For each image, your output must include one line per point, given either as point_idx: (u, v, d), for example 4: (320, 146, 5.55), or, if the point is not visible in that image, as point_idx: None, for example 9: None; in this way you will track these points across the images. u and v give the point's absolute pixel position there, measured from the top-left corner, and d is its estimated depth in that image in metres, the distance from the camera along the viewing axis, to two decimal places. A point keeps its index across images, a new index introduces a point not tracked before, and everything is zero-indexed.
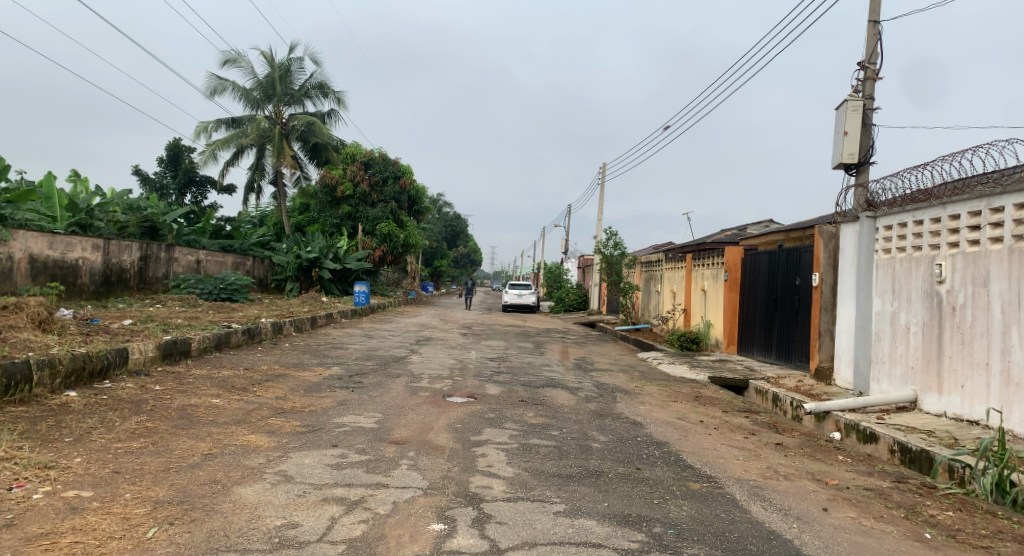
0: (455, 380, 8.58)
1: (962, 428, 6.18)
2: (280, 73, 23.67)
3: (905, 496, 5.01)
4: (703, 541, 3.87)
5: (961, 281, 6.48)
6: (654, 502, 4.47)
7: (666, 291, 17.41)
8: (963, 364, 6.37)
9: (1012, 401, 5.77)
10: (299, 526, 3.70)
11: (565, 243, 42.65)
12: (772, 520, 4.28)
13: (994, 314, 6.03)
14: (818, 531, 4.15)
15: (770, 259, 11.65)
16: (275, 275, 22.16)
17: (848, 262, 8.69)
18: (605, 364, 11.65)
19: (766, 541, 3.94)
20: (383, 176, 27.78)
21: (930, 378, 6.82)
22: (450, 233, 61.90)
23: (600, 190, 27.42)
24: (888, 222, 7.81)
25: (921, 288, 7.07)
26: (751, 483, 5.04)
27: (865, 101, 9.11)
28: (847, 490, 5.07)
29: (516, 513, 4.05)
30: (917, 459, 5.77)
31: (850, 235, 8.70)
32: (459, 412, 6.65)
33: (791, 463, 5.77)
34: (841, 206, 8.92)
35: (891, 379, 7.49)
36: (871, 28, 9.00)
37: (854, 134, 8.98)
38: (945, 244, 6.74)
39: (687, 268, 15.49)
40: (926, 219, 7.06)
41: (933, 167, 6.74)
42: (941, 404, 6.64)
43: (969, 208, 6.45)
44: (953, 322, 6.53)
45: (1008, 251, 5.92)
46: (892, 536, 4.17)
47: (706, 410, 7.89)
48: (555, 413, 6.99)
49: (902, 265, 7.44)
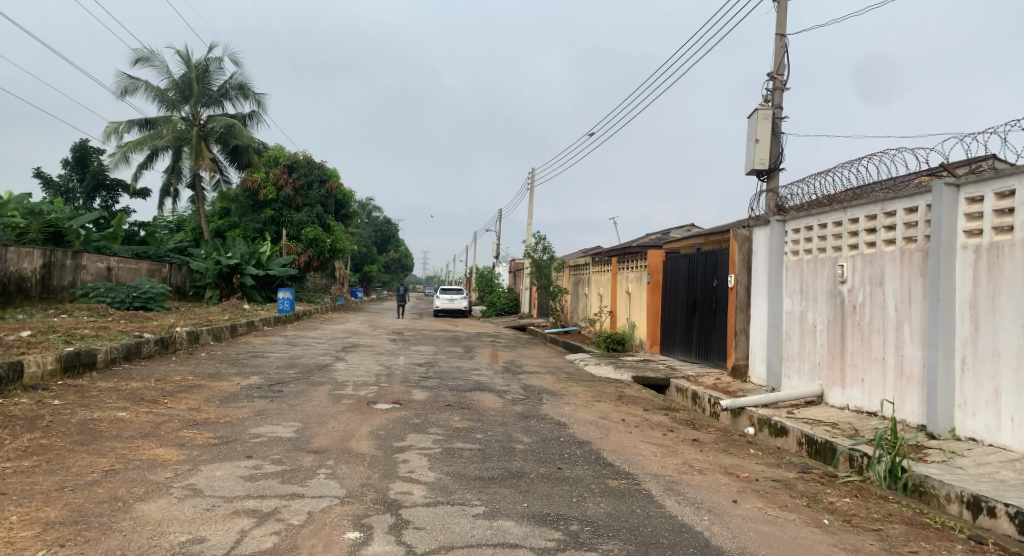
0: (380, 386, 8.49)
1: (862, 419, 6.56)
2: (197, 73, 22.82)
3: (808, 484, 5.29)
4: (618, 537, 3.97)
5: (860, 280, 6.89)
6: (573, 500, 4.55)
7: (594, 294, 17.70)
8: (862, 359, 6.77)
9: (905, 392, 6.16)
10: (205, 541, 3.57)
11: (498, 248, 42.75)
12: (684, 513, 4.44)
13: (888, 312, 6.43)
14: (727, 522, 4.32)
15: (690, 262, 12.06)
16: (194, 283, 21.06)
17: (761, 264, 9.08)
18: (533, 366, 11.77)
19: (677, 533, 4.08)
20: (308, 180, 26.60)
21: (834, 373, 7.21)
22: (380, 238, 60.96)
23: (530, 196, 27.56)
24: (795, 226, 8.22)
25: (826, 288, 7.49)
26: (667, 478, 5.20)
27: (775, 110, 9.55)
28: (756, 482, 5.30)
29: (434, 518, 4.04)
30: (822, 450, 6.08)
31: (762, 238, 9.12)
32: (382, 419, 6.58)
33: (705, 457, 6.00)
34: (755, 210, 9.32)
35: (800, 374, 7.88)
36: (778, 41, 9.45)
37: (765, 142, 9.39)
38: (847, 245, 7.17)
39: (613, 271, 15.83)
40: (829, 224, 7.48)
41: (834, 174, 7.16)
42: (844, 397, 7.04)
43: (866, 213, 6.87)
44: (854, 319, 6.94)
45: (901, 252, 6.33)
46: (794, 523, 4.39)
47: (628, 409, 8.09)
48: (480, 417, 7.00)
49: (809, 266, 7.85)
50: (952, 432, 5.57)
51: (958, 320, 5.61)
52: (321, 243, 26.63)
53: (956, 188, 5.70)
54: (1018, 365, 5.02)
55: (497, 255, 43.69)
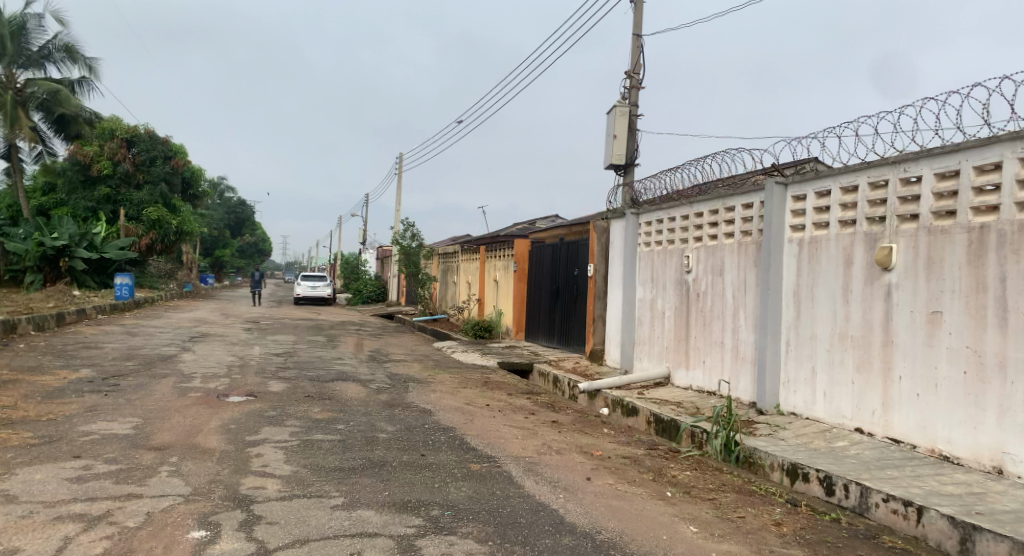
0: (233, 378, 8.07)
1: (703, 398, 7.13)
2: (13, 29, 20.29)
3: (654, 460, 5.67)
4: (476, 519, 4.06)
5: (704, 270, 7.45)
6: (434, 486, 4.59)
7: (462, 282, 17.81)
8: (704, 342, 7.34)
9: (739, 372, 6.76)
10: (22, 552, 3.25)
11: (366, 234, 41.81)
12: (541, 493, 4.62)
13: (727, 299, 7.01)
14: (580, 499, 4.55)
15: (553, 251, 12.44)
16: (11, 267, 19.02)
17: (617, 254, 9.56)
18: (399, 354, 11.68)
19: (534, 512, 4.24)
20: (150, 156, 24.89)
21: (680, 355, 7.76)
22: (237, 221, 57.60)
23: (397, 183, 27.15)
24: (648, 218, 8.73)
25: (673, 277, 8.02)
26: (526, 460, 5.38)
27: (631, 107, 10.06)
28: (608, 460, 5.61)
29: (289, 511, 3.93)
30: (668, 427, 6.53)
31: (618, 229, 9.59)
32: (234, 412, 6.27)
33: (563, 438, 6.26)
34: (612, 203, 9.78)
35: (651, 357, 8.41)
36: (634, 41, 9.94)
37: (622, 137, 9.88)
38: (692, 237, 7.72)
39: (481, 259, 16.01)
40: (678, 217, 8.01)
41: (683, 170, 7.67)
42: (688, 378, 7.60)
43: (709, 208, 7.43)
44: (697, 306, 7.50)
45: (738, 244, 6.91)
46: (641, 496, 4.70)
47: (492, 394, 8.26)
48: (342, 407, 6.86)
49: (659, 256, 8.37)
50: (776, 407, 6.20)
51: (782, 306, 6.23)
52: (166, 225, 24.77)
53: (783, 188, 6.31)
54: (831, 346, 5.66)
55: (364, 241, 42.72)
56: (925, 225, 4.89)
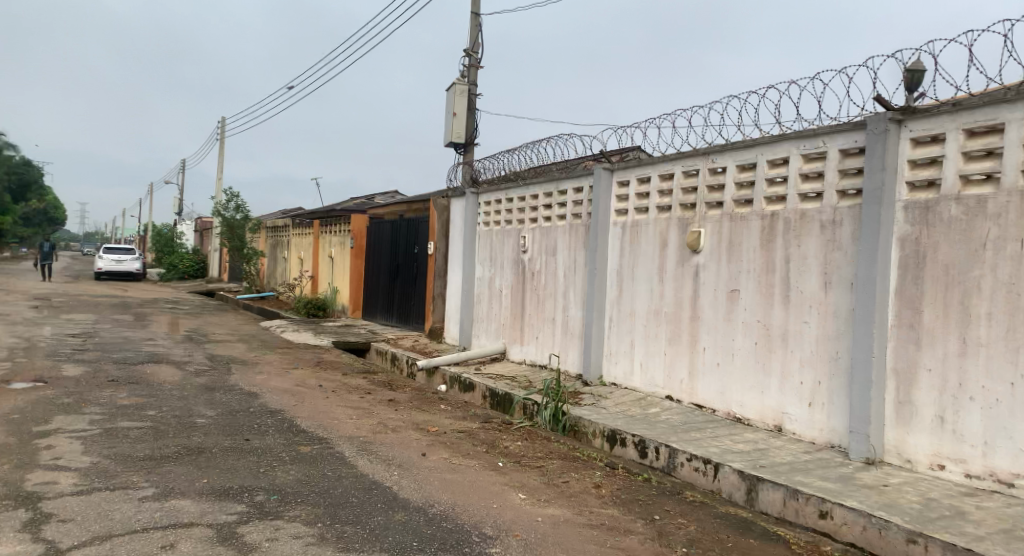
0: (18, 362, 7.11)
1: (535, 372, 7.44)
2: None
3: (488, 433, 5.83)
4: (305, 501, 3.94)
5: (538, 250, 7.74)
6: (260, 470, 4.39)
7: (293, 259, 17.03)
8: (538, 319, 7.64)
9: (568, 347, 7.13)
10: None
11: (183, 204, 38.47)
12: (374, 471, 4.58)
13: (559, 278, 7.33)
14: (414, 475, 4.57)
15: (392, 228, 12.26)
16: None
17: (457, 232, 9.63)
18: (222, 334, 10.94)
19: (366, 491, 4.20)
20: None
21: (515, 332, 8.02)
22: (23, 185, 50.39)
23: (219, 150, 25.21)
24: (487, 198, 8.87)
25: (510, 256, 8.25)
26: (360, 439, 5.31)
27: (470, 87, 10.12)
28: (443, 435, 5.68)
29: (87, 507, 3.57)
30: (502, 401, 6.75)
31: (458, 207, 9.66)
32: (19, 401, 5.54)
33: (398, 416, 6.24)
34: (452, 181, 9.82)
35: (488, 334, 8.60)
36: (473, 19, 9.97)
37: (461, 116, 9.92)
38: (528, 217, 7.98)
39: (314, 235, 15.40)
40: (515, 198, 8.24)
41: (519, 152, 7.87)
42: (522, 353, 7.89)
43: (545, 189, 7.71)
44: (532, 284, 7.78)
45: (570, 225, 7.25)
46: (474, 469, 4.82)
47: (326, 374, 8.02)
48: (155, 392, 6.32)
49: (497, 236, 8.55)
50: (601, 378, 6.62)
51: (607, 285, 6.65)
52: None
53: (610, 173, 6.70)
54: (648, 322, 6.14)
55: (181, 212, 39.30)
56: (727, 212, 5.44)
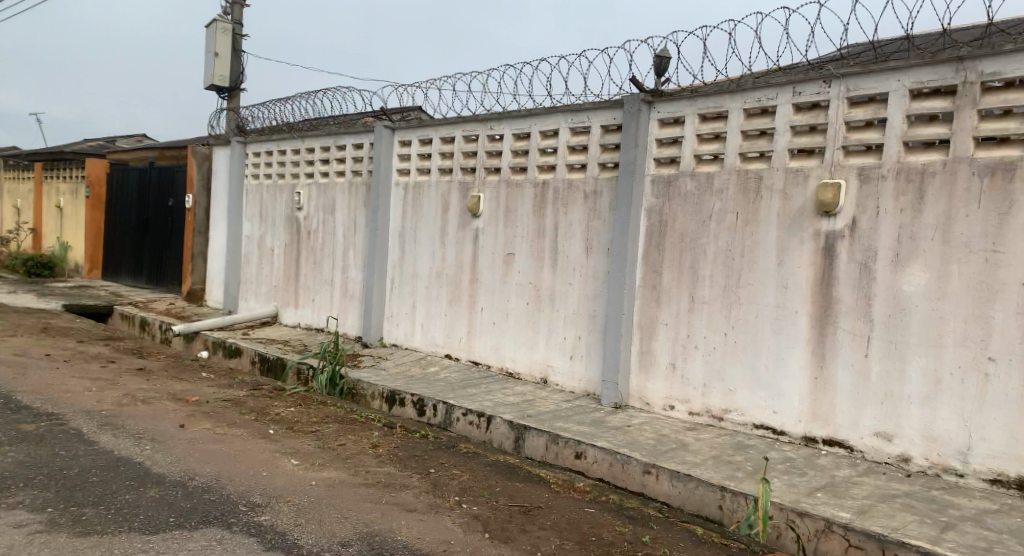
0: None
1: (310, 335, 7.20)
2: None
3: (257, 400, 5.54)
4: (30, 486, 3.43)
5: (314, 208, 7.42)
6: None
7: (6, 208, 14.33)
8: (313, 281, 7.36)
9: (347, 308, 6.99)
10: None
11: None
12: (122, 447, 4.12)
13: (337, 238, 7.12)
14: (171, 448, 4.20)
15: (139, 177, 10.85)
16: None
17: (220, 185, 8.84)
18: None
19: (111, 469, 3.77)
20: None
21: (289, 294, 7.65)
22: None
23: None
24: (256, 149, 8.25)
25: (283, 213, 7.80)
26: (102, 414, 4.72)
27: (234, 26, 9.25)
28: (205, 404, 5.27)
29: None
30: (273, 366, 6.43)
31: (222, 158, 8.86)
32: None
33: (150, 386, 5.65)
34: (214, 128, 8.96)
35: (257, 296, 8.10)
36: None
37: (224, 57, 9.04)
38: (303, 173, 7.59)
39: (36, 180, 13.08)
40: (289, 151, 7.78)
41: (293, 103, 7.41)
42: (296, 316, 7.57)
43: (322, 144, 7.38)
44: (307, 244, 7.45)
45: (349, 184, 7.04)
46: (241, 437, 4.56)
47: (55, 342, 6.96)
48: None
49: (268, 191, 8.02)
50: (380, 340, 6.60)
51: (386, 245, 6.61)
52: None
53: (391, 131, 6.62)
54: (428, 284, 6.24)
55: None
56: (504, 178, 5.69)
